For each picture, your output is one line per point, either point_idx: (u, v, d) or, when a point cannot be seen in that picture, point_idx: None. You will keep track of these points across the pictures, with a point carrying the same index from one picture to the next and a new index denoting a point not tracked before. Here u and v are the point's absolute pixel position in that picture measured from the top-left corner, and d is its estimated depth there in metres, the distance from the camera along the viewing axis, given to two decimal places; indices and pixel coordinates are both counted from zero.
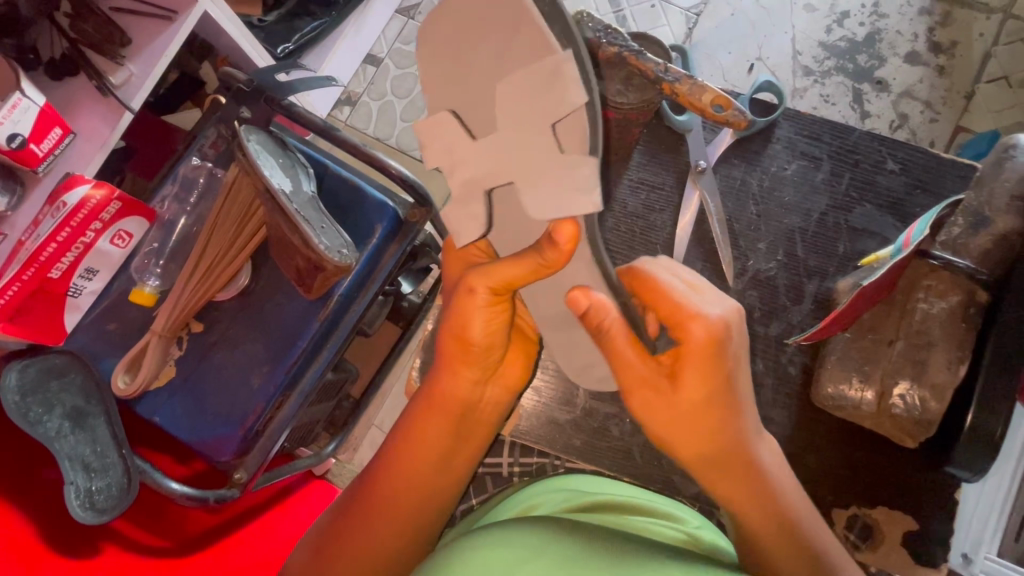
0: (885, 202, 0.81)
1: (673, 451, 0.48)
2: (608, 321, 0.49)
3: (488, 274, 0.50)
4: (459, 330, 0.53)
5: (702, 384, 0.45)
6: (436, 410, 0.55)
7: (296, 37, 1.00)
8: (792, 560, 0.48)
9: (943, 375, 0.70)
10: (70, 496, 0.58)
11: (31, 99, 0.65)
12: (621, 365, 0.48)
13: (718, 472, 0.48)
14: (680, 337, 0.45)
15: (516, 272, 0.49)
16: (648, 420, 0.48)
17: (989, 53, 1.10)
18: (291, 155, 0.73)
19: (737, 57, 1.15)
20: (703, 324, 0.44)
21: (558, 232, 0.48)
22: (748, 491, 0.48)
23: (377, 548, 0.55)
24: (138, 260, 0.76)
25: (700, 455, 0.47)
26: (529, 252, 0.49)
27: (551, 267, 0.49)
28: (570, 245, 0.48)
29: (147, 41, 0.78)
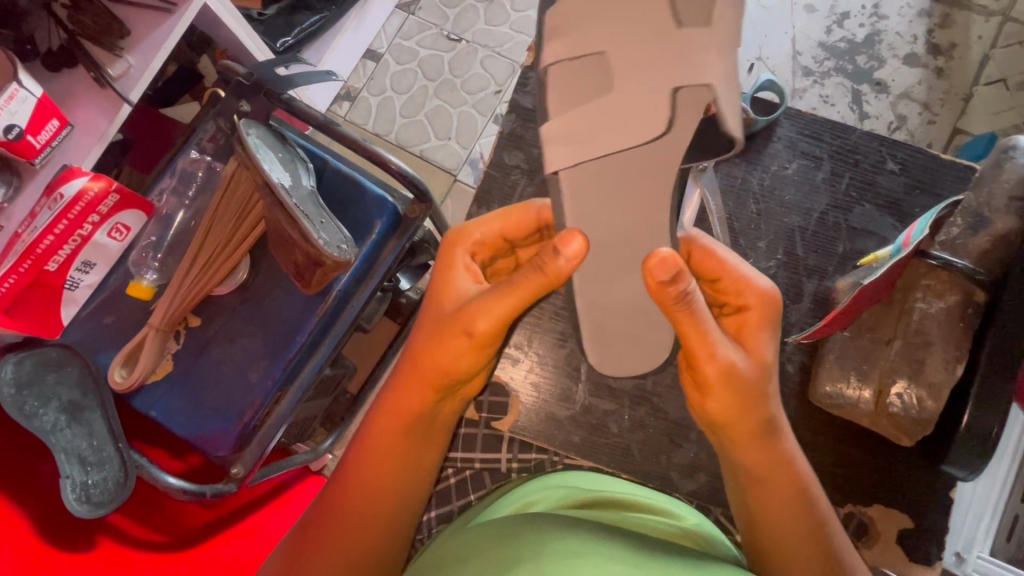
0: (884, 203, 0.81)
1: (730, 420, 0.51)
2: (692, 289, 0.46)
3: (486, 313, 0.49)
4: (432, 363, 0.53)
5: (763, 346, 0.51)
6: (398, 422, 0.55)
7: (295, 31, 0.99)
8: (812, 525, 0.53)
9: (940, 373, 0.70)
10: (66, 489, 0.58)
11: (29, 90, 0.64)
12: (705, 334, 0.48)
13: (761, 440, 0.52)
14: (745, 303, 0.52)
15: (506, 304, 0.49)
16: (713, 385, 0.49)
17: (987, 56, 1.10)
18: (291, 149, 0.73)
19: (737, 56, 1.15)
20: (765, 290, 0.52)
21: (569, 246, 0.47)
22: (780, 459, 0.52)
23: (360, 544, 0.55)
24: (136, 253, 0.76)
25: (755, 420, 0.51)
26: (535, 269, 0.48)
27: (545, 289, 0.48)
28: (577, 260, 0.47)
29: (146, 33, 0.77)
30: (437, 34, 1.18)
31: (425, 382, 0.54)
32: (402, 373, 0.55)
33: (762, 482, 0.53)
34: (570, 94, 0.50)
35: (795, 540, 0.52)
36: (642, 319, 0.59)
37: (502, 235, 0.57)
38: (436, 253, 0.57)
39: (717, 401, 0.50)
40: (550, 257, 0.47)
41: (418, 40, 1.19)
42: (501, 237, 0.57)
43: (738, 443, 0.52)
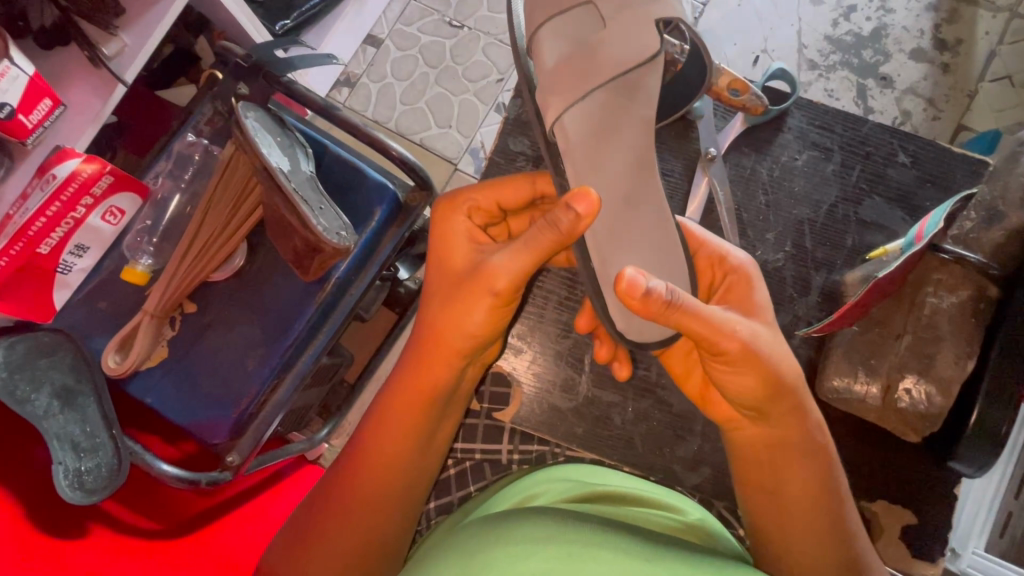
0: (895, 195, 0.81)
1: (756, 391, 0.50)
2: (673, 288, 0.46)
3: (506, 269, 0.50)
4: (453, 329, 0.53)
5: (765, 311, 0.54)
6: (414, 398, 0.55)
7: (295, 14, 0.97)
8: (830, 496, 0.53)
9: (952, 370, 0.70)
10: (58, 476, 0.57)
11: (20, 68, 0.63)
12: (709, 318, 0.48)
13: (789, 408, 0.51)
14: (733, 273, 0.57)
15: (521, 262, 0.50)
16: (743, 359, 0.49)
17: (993, 52, 1.10)
18: (290, 133, 0.71)
19: (742, 48, 1.14)
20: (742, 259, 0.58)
21: (580, 204, 0.46)
22: (805, 427, 0.52)
23: (354, 534, 0.54)
24: (130, 238, 0.75)
25: (784, 387, 0.50)
26: (546, 224, 0.48)
27: (568, 239, 0.48)
28: (592, 216, 0.46)
29: (143, 12, 0.76)
30: (439, 20, 1.17)
31: (448, 347, 0.54)
32: (420, 346, 0.55)
33: (791, 450, 0.52)
34: (559, 44, 0.57)
35: (818, 504, 0.52)
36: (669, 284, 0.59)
37: (496, 202, 0.57)
38: (432, 232, 0.58)
39: (739, 375, 0.50)
40: (561, 212, 0.46)
41: (419, 26, 1.17)
42: (496, 205, 0.58)
43: (765, 413, 0.51)
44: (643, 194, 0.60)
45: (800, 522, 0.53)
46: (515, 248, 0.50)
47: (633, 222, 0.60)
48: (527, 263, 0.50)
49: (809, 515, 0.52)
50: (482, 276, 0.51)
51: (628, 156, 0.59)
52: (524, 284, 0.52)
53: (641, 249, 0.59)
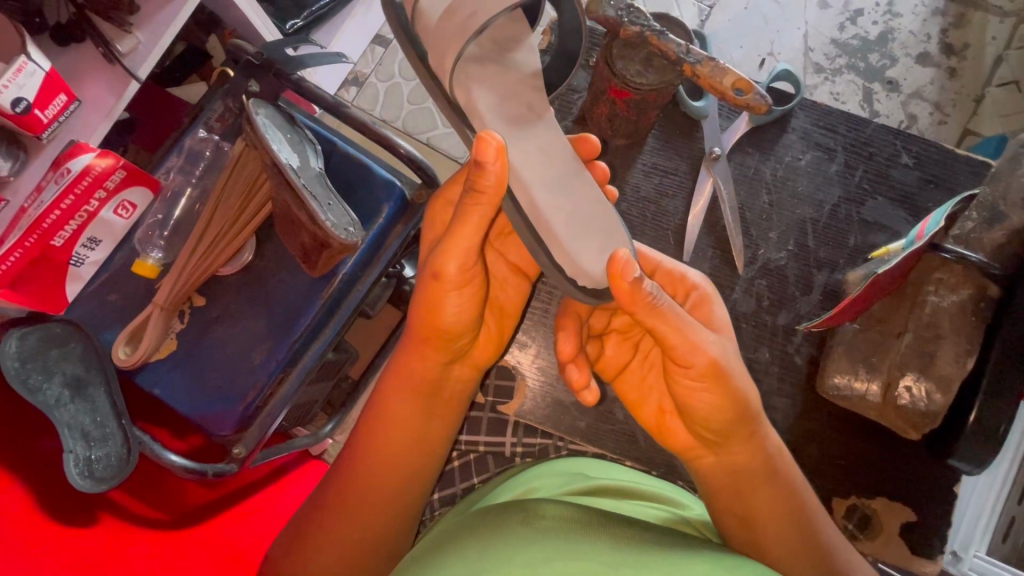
0: (897, 195, 0.81)
1: (724, 408, 0.49)
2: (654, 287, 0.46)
3: (450, 254, 0.49)
4: (426, 322, 0.53)
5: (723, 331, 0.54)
6: (404, 395, 0.55)
7: (304, 14, 0.98)
8: (797, 508, 0.53)
9: (951, 367, 0.70)
10: (69, 464, 0.58)
11: (37, 63, 0.64)
12: (682, 330, 0.47)
13: (750, 426, 0.51)
14: (688, 287, 0.57)
15: (467, 234, 0.48)
16: (708, 378, 0.48)
17: (1000, 58, 1.10)
18: (300, 130, 0.72)
19: (748, 51, 1.14)
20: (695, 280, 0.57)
21: (484, 150, 0.44)
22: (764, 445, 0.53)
23: (363, 526, 0.55)
24: (142, 231, 0.76)
25: (747, 405, 0.50)
26: (469, 195, 0.47)
27: (493, 196, 0.46)
28: (498, 159, 0.45)
29: (156, 10, 0.77)
30: None
31: (428, 345, 0.54)
32: (401, 341, 0.56)
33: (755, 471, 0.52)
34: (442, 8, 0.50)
35: (788, 515, 0.52)
36: (609, 233, 0.53)
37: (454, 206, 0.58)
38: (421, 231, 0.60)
39: (706, 395, 0.49)
40: (477, 173, 0.45)
41: None
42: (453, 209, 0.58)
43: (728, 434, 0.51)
44: (554, 141, 0.54)
45: (771, 536, 0.52)
46: (450, 231, 0.49)
47: (564, 178, 0.53)
48: (476, 233, 0.48)
49: (778, 529, 0.52)
50: (434, 260, 0.50)
51: (528, 96, 0.53)
52: (477, 261, 0.50)
53: (576, 203, 0.53)
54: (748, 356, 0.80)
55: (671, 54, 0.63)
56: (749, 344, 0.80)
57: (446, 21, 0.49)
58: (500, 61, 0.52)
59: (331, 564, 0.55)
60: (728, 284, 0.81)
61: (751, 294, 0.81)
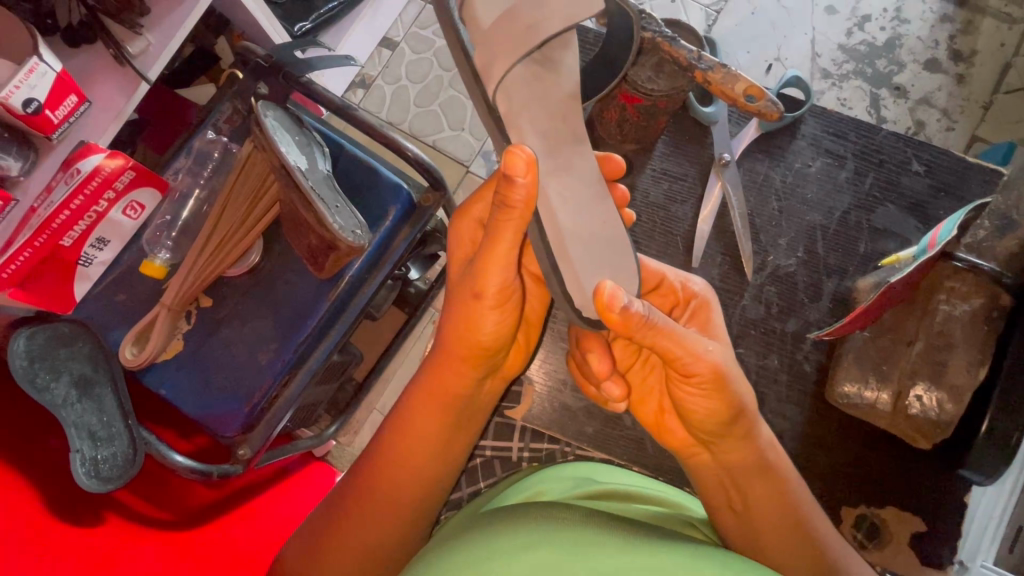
0: (908, 203, 0.81)
1: (721, 417, 0.49)
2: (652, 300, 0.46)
3: (489, 270, 0.48)
4: (462, 337, 0.52)
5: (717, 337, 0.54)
6: (433, 411, 0.55)
7: (313, 16, 0.99)
8: (796, 515, 0.53)
9: (963, 376, 0.70)
10: (76, 464, 0.59)
11: (49, 64, 0.64)
12: (679, 341, 0.46)
13: (746, 432, 0.51)
14: (688, 295, 0.57)
15: (503, 248, 0.47)
16: (706, 387, 0.48)
17: (1009, 64, 1.09)
18: (308, 133, 0.73)
19: (755, 56, 1.14)
20: (694, 287, 0.58)
21: (514, 164, 0.43)
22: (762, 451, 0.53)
23: (383, 533, 0.56)
24: (150, 232, 0.77)
25: (742, 413, 0.50)
26: (501, 209, 0.45)
27: (524, 210, 0.45)
28: (530, 173, 0.43)
29: (166, 12, 0.77)
30: None
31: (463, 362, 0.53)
32: (433, 357, 0.55)
33: (752, 476, 0.52)
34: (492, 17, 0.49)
35: (786, 520, 0.52)
36: (618, 253, 0.52)
37: (478, 220, 0.57)
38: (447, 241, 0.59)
39: (702, 403, 0.49)
40: (508, 186, 0.44)
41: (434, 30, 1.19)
42: (477, 224, 0.57)
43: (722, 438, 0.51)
44: (580, 164, 0.52)
45: (771, 540, 0.52)
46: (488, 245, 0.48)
47: (584, 201, 0.52)
48: (510, 246, 0.47)
49: (777, 533, 0.52)
50: (476, 278, 0.49)
51: (563, 110, 0.51)
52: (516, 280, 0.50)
53: (595, 228, 0.52)
54: (756, 363, 0.80)
55: (682, 60, 0.63)
56: (757, 351, 0.80)
57: (499, 28, 0.47)
58: (533, 85, 0.50)
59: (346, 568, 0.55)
60: (736, 291, 0.81)
61: (759, 301, 0.81)
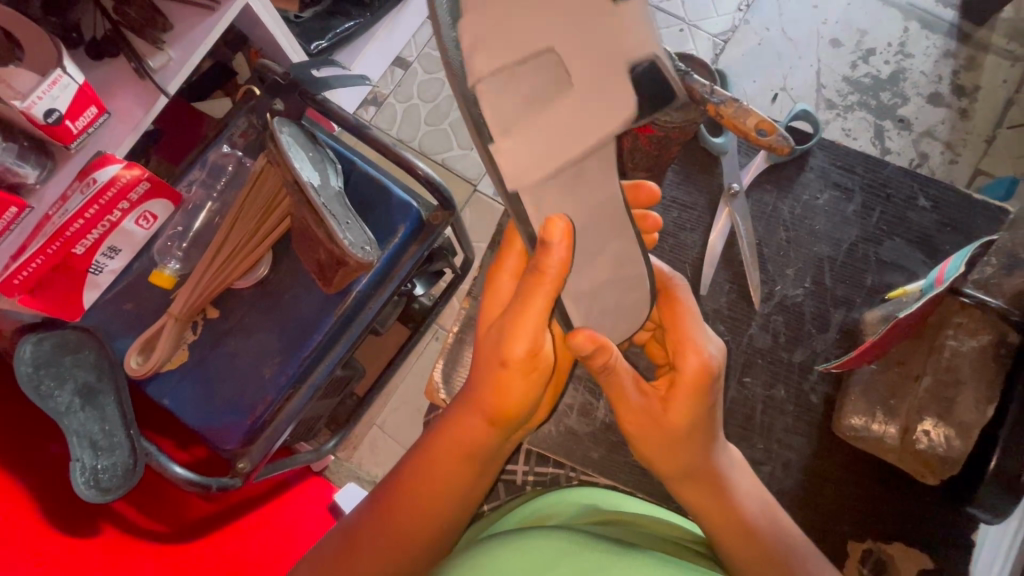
0: (914, 237, 0.82)
1: (659, 464, 0.54)
2: (609, 363, 0.50)
3: (515, 340, 0.49)
4: (489, 400, 0.52)
5: (690, 410, 0.52)
6: (447, 459, 0.55)
7: (329, 35, 1.01)
8: None
9: (971, 413, 0.70)
10: (75, 473, 0.59)
11: (71, 76, 0.66)
12: (621, 398, 0.53)
13: (698, 486, 0.54)
14: (679, 365, 0.53)
15: (535, 317, 0.49)
16: (647, 439, 0.53)
17: (1011, 100, 1.11)
18: (321, 150, 0.73)
19: (762, 85, 1.16)
20: (700, 358, 0.53)
21: (551, 232, 0.45)
22: (726, 515, 0.53)
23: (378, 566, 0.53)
24: (161, 242, 0.77)
25: (679, 464, 0.53)
26: (534, 275, 0.47)
27: (556, 277, 0.47)
28: (566, 244, 0.46)
29: (188, 27, 0.79)
30: None
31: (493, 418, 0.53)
32: (459, 408, 0.55)
33: (713, 532, 0.53)
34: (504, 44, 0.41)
35: None
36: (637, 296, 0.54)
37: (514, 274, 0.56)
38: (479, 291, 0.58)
39: (639, 448, 0.55)
40: (544, 254, 0.46)
41: None
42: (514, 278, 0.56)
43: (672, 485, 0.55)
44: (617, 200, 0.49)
45: None
46: (518, 311, 0.49)
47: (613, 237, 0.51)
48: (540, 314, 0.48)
49: None
50: (505, 346, 0.50)
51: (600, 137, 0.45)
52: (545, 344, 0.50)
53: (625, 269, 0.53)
54: (764, 393, 0.79)
55: (694, 92, 0.62)
56: (765, 381, 0.79)
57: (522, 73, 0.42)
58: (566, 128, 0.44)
59: None
60: (744, 318, 0.81)
61: (767, 329, 0.81)
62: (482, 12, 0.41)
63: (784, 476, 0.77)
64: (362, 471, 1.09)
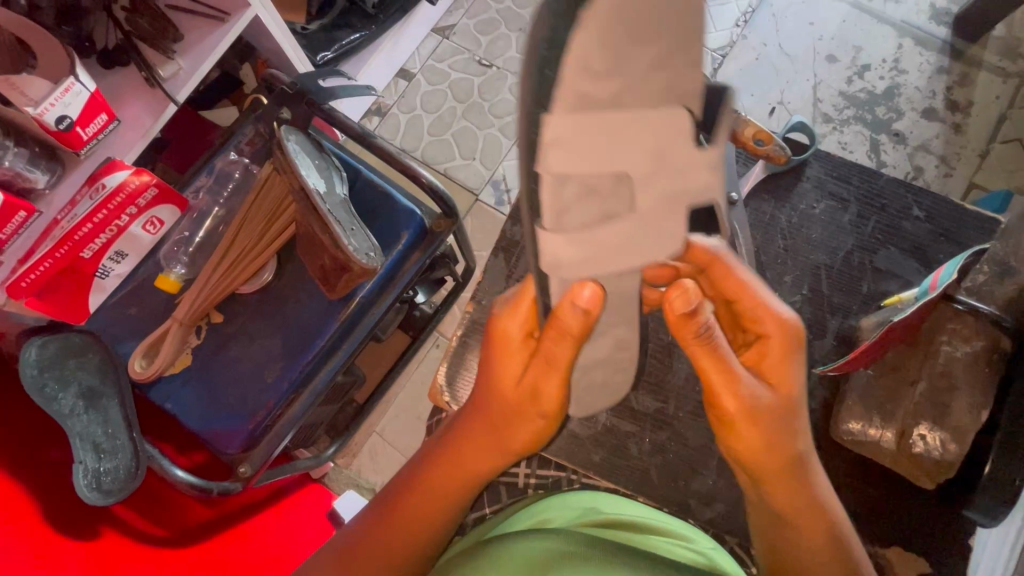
0: (908, 247, 0.83)
1: (756, 456, 0.48)
2: (711, 327, 0.45)
3: (540, 390, 0.47)
4: (499, 438, 0.51)
5: (786, 378, 0.48)
6: (449, 483, 0.54)
7: (335, 47, 1.03)
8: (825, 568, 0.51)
9: (966, 417, 0.71)
10: (77, 475, 0.59)
11: (84, 84, 0.67)
12: (724, 371, 0.46)
13: (791, 476, 0.49)
14: (760, 330, 0.49)
15: (555, 378, 0.46)
16: (749, 421, 0.46)
17: (1004, 116, 1.13)
18: (327, 157, 0.75)
19: (759, 99, 1.18)
20: (783, 320, 0.48)
21: (581, 297, 0.42)
22: (810, 503, 0.50)
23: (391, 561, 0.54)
24: (167, 247, 0.78)
25: (779, 450, 0.47)
26: (558, 333, 0.44)
27: (580, 335, 0.44)
28: (596, 307, 0.42)
29: (198, 38, 0.81)
30: (469, 58, 1.23)
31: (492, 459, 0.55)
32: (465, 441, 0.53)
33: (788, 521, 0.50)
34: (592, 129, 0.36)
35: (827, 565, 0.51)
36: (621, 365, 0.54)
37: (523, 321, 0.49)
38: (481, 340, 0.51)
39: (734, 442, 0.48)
40: (567, 315, 0.42)
41: (450, 63, 1.23)
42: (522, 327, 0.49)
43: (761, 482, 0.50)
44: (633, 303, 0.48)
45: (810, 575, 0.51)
46: (540, 367, 0.46)
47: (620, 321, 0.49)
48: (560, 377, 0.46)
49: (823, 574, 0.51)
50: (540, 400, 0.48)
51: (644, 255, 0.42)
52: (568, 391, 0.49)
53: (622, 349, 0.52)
54: None
55: None
56: None
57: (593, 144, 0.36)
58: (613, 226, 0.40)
59: None
60: None
61: None
62: (589, 131, 0.35)
63: None
64: (361, 478, 1.09)
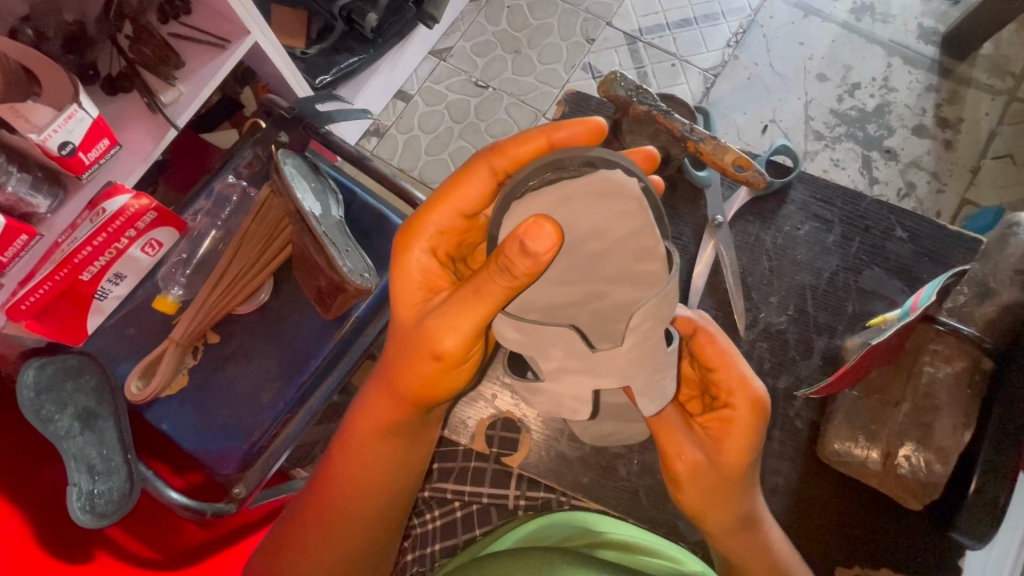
0: (894, 267, 0.84)
1: (702, 508, 0.56)
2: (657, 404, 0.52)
3: (448, 332, 0.47)
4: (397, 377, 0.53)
5: (744, 451, 0.54)
6: (383, 402, 0.57)
7: (334, 70, 1.06)
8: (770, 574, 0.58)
9: (948, 439, 0.71)
10: (72, 497, 0.59)
11: (86, 111, 0.68)
12: (672, 436, 0.55)
13: (741, 529, 0.57)
14: (730, 403, 0.54)
15: (472, 322, 0.46)
16: (693, 479, 0.55)
17: (994, 132, 1.15)
18: (323, 180, 0.76)
19: (751, 117, 1.20)
20: (750, 397, 0.53)
21: (534, 243, 0.40)
22: (761, 547, 0.58)
23: (359, 474, 0.60)
24: (165, 269, 0.80)
25: (725, 505, 0.56)
26: (502, 273, 0.42)
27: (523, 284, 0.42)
28: (547, 257, 0.40)
29: (199, 64, 0.83)
30: (465, 80, 1.25)
31: (413, 272, 0.51)
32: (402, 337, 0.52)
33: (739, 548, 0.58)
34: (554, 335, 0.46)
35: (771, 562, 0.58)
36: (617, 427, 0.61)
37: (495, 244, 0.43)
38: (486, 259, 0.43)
39: (684, 500, 0.57)
40: (514, 253, 0.40)
41: (448, 85, 1.25)
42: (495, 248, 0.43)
43: (712, 532, 0.59)
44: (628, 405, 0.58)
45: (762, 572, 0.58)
46: (468, 303, 0.45)
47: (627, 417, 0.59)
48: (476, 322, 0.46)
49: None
50: (451, 339, 0.47)
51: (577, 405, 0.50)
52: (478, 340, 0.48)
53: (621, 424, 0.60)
54: None
55: (675, 131, 0.69)
56: None
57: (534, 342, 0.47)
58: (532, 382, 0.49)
59: (338, 512, 0.61)
60: None
61: (751, 355, 0.82)
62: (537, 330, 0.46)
63: (771, 501, 0.77)
64: None
